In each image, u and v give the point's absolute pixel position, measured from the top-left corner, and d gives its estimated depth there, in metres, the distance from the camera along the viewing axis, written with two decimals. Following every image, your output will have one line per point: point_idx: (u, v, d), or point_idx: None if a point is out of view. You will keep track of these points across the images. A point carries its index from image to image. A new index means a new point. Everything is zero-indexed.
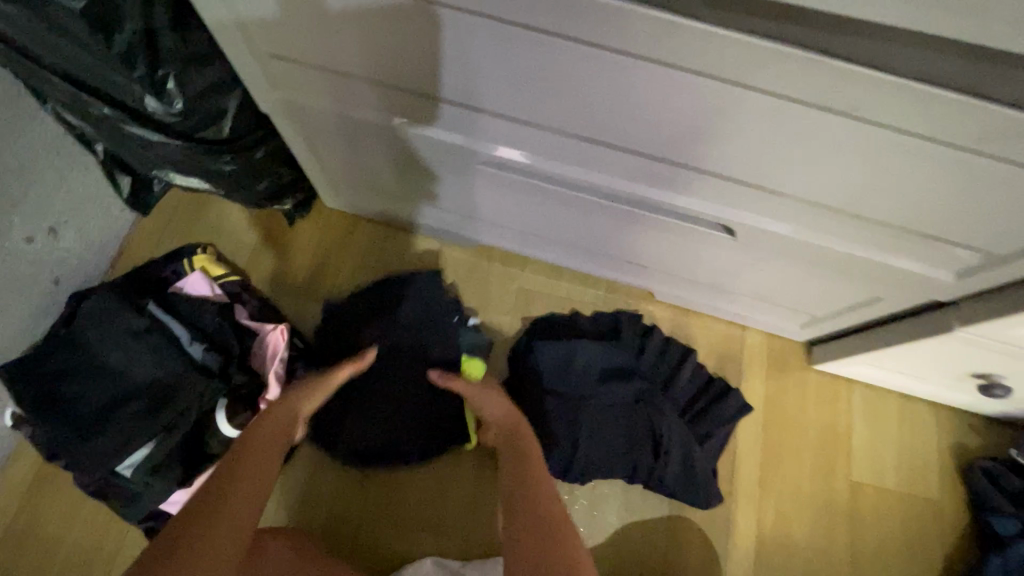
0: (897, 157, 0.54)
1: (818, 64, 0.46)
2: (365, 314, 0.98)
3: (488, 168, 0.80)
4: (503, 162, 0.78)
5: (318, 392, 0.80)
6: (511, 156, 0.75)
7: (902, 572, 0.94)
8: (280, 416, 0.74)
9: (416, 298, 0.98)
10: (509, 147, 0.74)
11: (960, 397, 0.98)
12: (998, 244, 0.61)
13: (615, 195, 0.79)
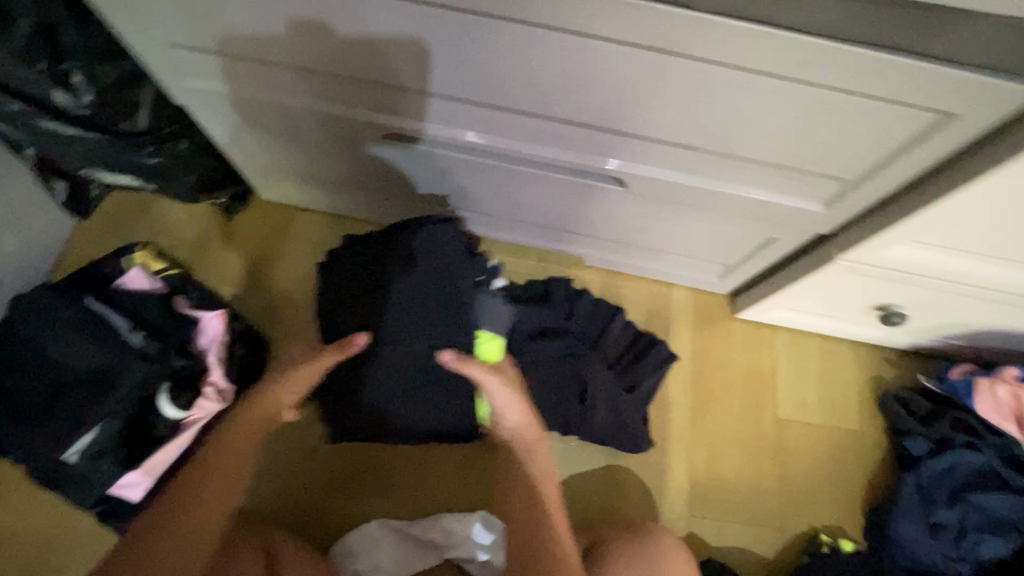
0: (743, 94, 0.60)
1: (642, 9, 0.52)
2: (366, 269, 0.74)
3: (423, 148, 0.83)
4: (440, 141, 0.82)
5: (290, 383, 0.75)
6: (440, 132, 0.78)
7: (828, 498, 1.01)
8: (260, 414, 0.75)
9: (425, 254, 0.72)
10: (437, 124, 0.77)
11: (872, 332, 1.04)
12: (850, 170, 0.68)
13: (543, 163, 0.83)
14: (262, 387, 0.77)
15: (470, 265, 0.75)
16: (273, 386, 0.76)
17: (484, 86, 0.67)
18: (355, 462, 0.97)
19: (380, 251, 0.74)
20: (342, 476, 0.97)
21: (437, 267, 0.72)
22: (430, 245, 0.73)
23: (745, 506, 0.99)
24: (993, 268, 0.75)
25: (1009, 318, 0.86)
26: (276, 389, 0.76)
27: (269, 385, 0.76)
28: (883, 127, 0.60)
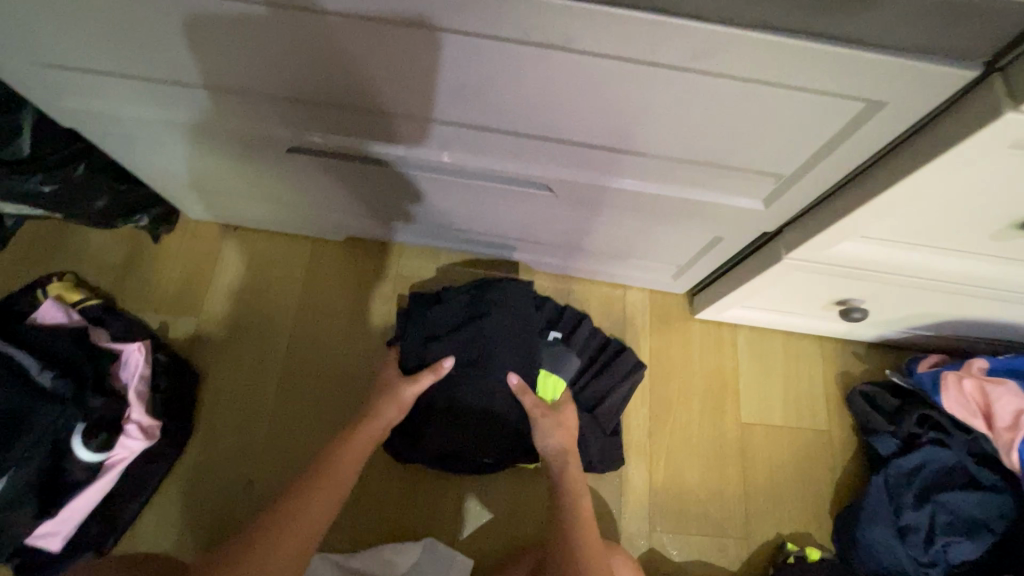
0: (654, 90, 0.55)
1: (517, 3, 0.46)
2: (461, 307, 0.89)
3: (371, 165, 0.80)
4: (390, 158, 0.77)
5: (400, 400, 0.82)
6: (398, 150, 0.74)
7: (792, 502, 0.96)
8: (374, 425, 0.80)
9: (506, 301, 0.90)
10: (392, 143, 0.73)
11: (836, 327, 0.99)
12: (783, 165, 0.63)
13: (489, 175, 0.78)
14: (370, 409, 0.82)
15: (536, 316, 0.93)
16: (383, 402, 0.82)
17: (392, 94, 0.62)
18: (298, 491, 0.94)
19: (477, 294, 0.90)
20: None
21: (523, 318, 0.89)
22: (510, 294, 0.91)
23: (706, 517, 0.95)
24: (946, 261, 0.70)
25: (972, 309, 0.82)
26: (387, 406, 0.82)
27: (376, 406, 0.82)
28: (808, 119, 0.55)
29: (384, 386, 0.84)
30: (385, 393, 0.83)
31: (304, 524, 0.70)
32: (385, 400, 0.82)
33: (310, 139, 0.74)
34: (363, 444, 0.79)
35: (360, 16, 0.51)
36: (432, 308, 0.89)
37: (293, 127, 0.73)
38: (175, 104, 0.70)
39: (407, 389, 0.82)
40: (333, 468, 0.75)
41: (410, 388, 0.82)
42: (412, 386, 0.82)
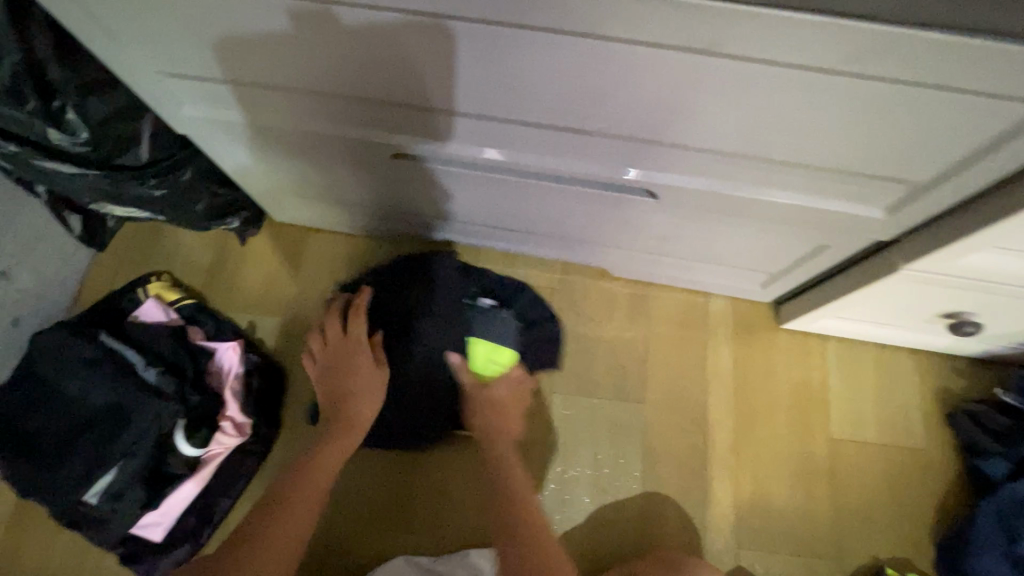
0: (789, 93, 0.52)
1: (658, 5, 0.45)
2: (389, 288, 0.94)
3: (456, 168, 0.80)
4: (482, 163, 0.77)
5: (371, 392, 0.84)
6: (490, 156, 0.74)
7: (891, 524, 0.91)
8: (349, 420, 0.83)
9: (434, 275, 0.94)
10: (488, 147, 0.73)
11: (936, 340, 0.94)
12: (919, 172, 0.60)
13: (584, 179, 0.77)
14: (347, 398, 0.83)
15: (462, 286, 0.95)
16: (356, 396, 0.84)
17: (505, 101, 0.62)
18: (383, 492, 0.94)
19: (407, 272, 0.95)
20: (384, 502, 0.93)
21: (449, 292, 0.93)
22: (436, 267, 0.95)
23: (797, 536, 0.91)
24: None
25: None
26: (361, 400, 0.83)
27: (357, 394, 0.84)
28: (961, 123, 0.52)
29: (359, 366, 0.84)
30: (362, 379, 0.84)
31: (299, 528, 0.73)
32: (364, 385, 0.84)
33: (410, 146, 0.75)
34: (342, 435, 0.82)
35: (494, 24, 0.50)
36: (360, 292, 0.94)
37: (396, 133, 0.73)
38: (285, 112, 0.72)
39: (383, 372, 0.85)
40: (316, 467, 0.78)
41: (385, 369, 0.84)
42: (373, 377, 0.84)
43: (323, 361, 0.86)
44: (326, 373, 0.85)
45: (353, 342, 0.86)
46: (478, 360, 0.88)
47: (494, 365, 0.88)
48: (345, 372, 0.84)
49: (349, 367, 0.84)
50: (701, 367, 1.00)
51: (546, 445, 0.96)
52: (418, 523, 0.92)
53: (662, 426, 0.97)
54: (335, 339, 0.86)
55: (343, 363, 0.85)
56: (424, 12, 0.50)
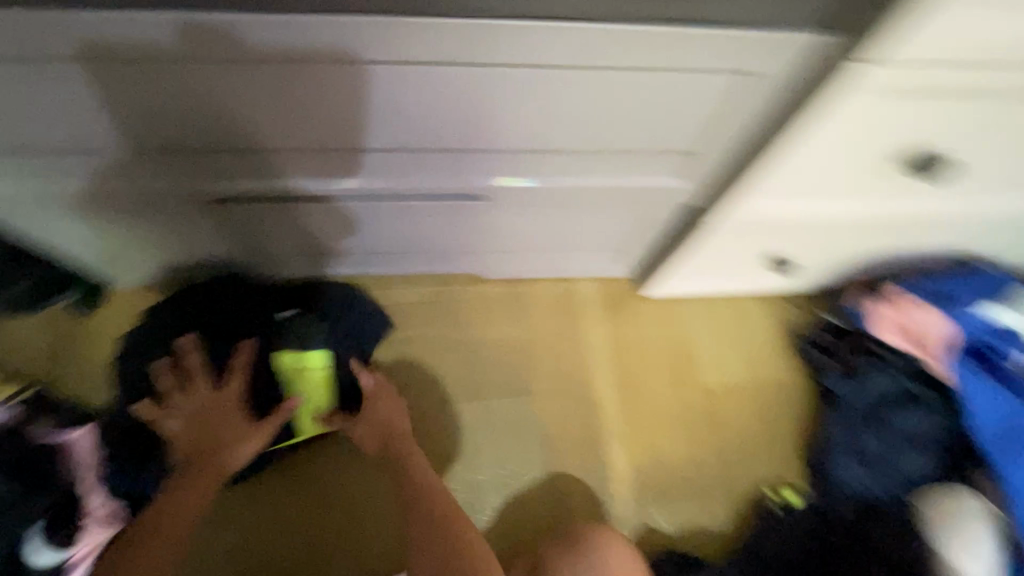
0: (557, 89, 0.60)
1: (409, 25, 0.51)
2: (180, 324, 0.89)
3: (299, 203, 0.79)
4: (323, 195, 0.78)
5: (238, 433, 0.78)
6: (323, 186, 0.75)
7: (767, 451, 1.01)
8: (212, 461, 0.75)
9: (231, 299, 0.92)
10: (318, 179, 0.74)
11: (773, 283, 1.06)
12: (693, 142, 0.68)
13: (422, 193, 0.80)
14: (213, 456, 0.75)
15: (264, 305, 0.93)
16: (220, 437, 0.77)
17: (314, 130, 0.65)
18: (292, 535, 0.91)
19: (199, 303, 0.91)
20: (294, 545, 0.91)
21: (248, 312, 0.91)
22: (234, 289, 0.93)
23: (690, 483, 0.97)
24: (858, 206, 0.76)
25: (886, 244, 0.90)
26: (225, 440, 0.77)
27: (223, 453, 0.76)
28: (702, 94, 0.61)
29: (231, 427, 0.78)
30: (230, 438, 0.78)
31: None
32: (232, 443, 0.77)
33: (236, 190, 0.74)
34: (198, 495, 0.72)
35: (273, 61, 0.55)
36: (149, 336, 0.89)
37: (219, 179, 0.73)
38: (95, 172, 0.70)
39: (258, 433, 0.79)
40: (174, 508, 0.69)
41: (262, 430, 0.79)
42: (238, 419, 0.79)
43: (186, 419, 0.77)
44: (190, 432, 0.77)
45: (225, 401, 0.80)
46: (289, 367, 0.89)
47: (308, 369, 0.90)
48: (212, 432, 0.77)
49: (218, 421, 0.78)
50: (581, 348, 1.06)
51: (447, 455, 0.97)
52: (333, 554, 0.91)
53: (556, 411, 1.01)
54: (203, 397, 0.79)
55: (211, 424, 0.78)
56: (201, 57, 0.54)
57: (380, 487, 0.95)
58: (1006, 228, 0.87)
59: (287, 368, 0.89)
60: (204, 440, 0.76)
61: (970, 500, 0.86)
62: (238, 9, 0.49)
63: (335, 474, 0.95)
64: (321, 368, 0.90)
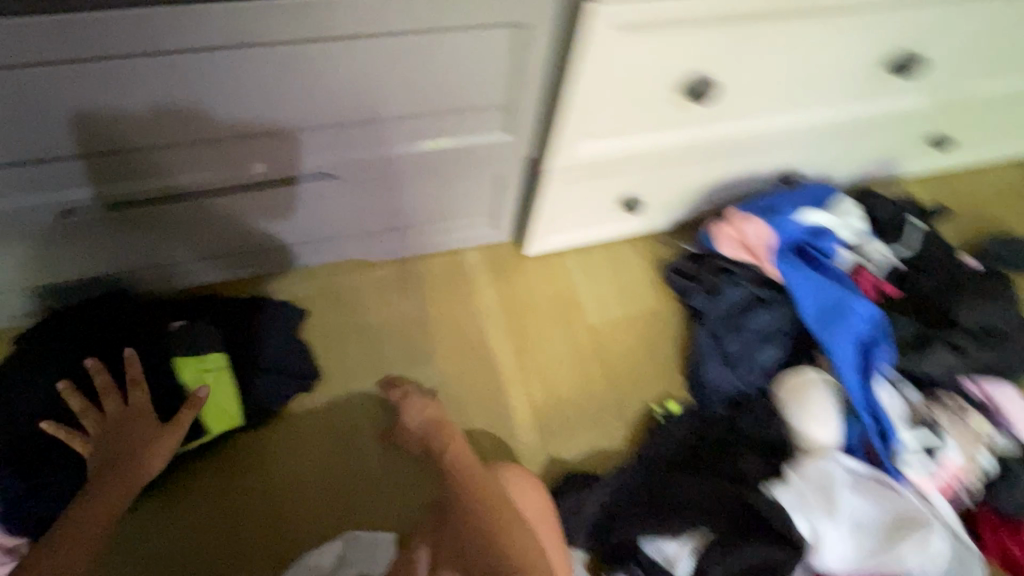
0: (361, 60, 0.71)
1: (210, 13, 0.63)
2: (58, 345, 0.88)
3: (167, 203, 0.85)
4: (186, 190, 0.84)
5: (149, 439, 0.77)
6: (184, 181, 0.82)
7: (651, 373, 1.11)
8: (126, 469, 0.74)
9: (112, 314, 0.92)
10: (178, 173, 0.81)
11: (637, 224, 1.17)
12: (501, 95, 0.79)
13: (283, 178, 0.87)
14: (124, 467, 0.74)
15: (152, 313, 0.96)
16: (132, 446, 0.76)
17: (177, 123, 0.74)
18: (209, 534, 0.92)
19: (76, 321, 0.91)
20: (212, 543, 0.92)
21: (132, 323, 0.92)
22: (117, 302, 0.94)
23: (585, 412, 1.07)
24: (666, 136, 0.89)
25: (704, 170, 1.05)
26: (137, 448, 0.76)
27: (135, 461, 0.75)
28: (493, 47, 0.72)
29: (141, 437, 0.77)
30: (141, 447, 0.77)
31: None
32: (144, 453, 0.76)
33: (103, 197, 0.81)
34: (114, 500, 0.71)
35: (119, 58, 0.66)
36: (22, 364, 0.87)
37: (93, 186, 0.79)
38: None
39: (171, 437, 0.79)
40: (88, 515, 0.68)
41: (172, 435, 0.79)
42: (149, 427, 0.78)
43: (98, 438, 0.77)
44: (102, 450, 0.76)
45: (133, 412, 0.79)
46: (189, 373, 0.89)
47: (209, 373, 0.90)
48: (122, 443, 0.76)
49: (127, 430, 0.77)
50: (473, 311, 1.13)
51: (358, 434, 1.02)
52: (253, 544, 0.93)
53: (456, 372, 1.08)
54: (111, 413, 0.78)
55: (122, 435, 0.77)
56: (51, 61, 0.64)
57: (294, 473, 0.97)
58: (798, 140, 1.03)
59: (187, 375, 0.89)
60: (115, 451, 0.75)
61: (811, 373, 0.99)
62: (73, 12, 0.60)
63: (247, 469, 0.97)
64: (222, 371, 0.91)
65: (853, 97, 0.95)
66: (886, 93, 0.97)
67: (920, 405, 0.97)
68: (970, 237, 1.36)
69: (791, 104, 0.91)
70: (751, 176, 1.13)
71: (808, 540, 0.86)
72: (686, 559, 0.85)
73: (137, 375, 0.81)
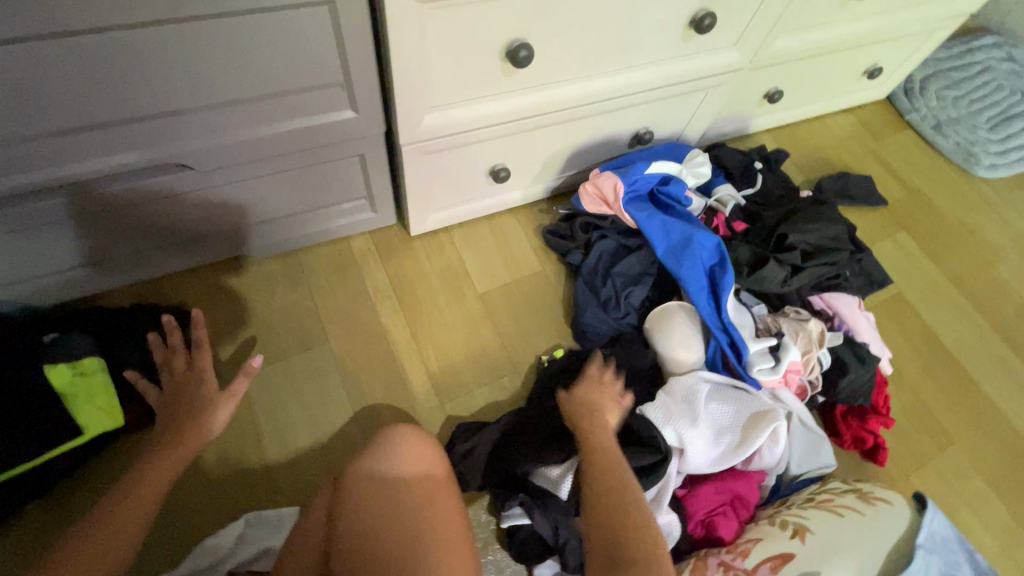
0: (191, 42, 0.74)
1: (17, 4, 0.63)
2: None
3: (17, 209, 0.85)
4: (33, 190, 0.84)
5: (211, 400, 0.80)
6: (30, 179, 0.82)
7: (539, 328, 1.19)
8: (189, 436, 0.75)
9: None
10: (23, 174, 0.81)
11: (513, 195, 1.25)
12: (337, 74, 0.85)
13: (141, 170, 0.89)
14: (188, 424, 0.77)
15: (19, 328, 0.94)
16: (193, 409, 0.79)
17: (4, 119, 0.74)
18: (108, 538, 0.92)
19: None
20: None
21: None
22: None
23: (479, 372, 1.13)
24: (502, 100, 0.97)
25: (563, 135, 1.14)
26: (197, 412, 0.79)
27: (195, 420, 0.78)
28: (309, 24, 0.77)
29: (203, 396, 0.81)
30: (206, 408, 0.79)
31: (100, 563, 0.61)
32: (201, 414, 0.79)
33: None
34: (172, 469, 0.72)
35: None
36: None
37: None
38: None
39: (228, 399, 0.81)
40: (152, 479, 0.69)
41: (231, 399, 0.81)
42: (212, 388, 0.82)
43: (167, 390, 0.82)
44: (170, 404, 0.80)
45: (195, 372, 0.83)
46: (62, 380, 0.87)
47: (83, 377, 0.89)
48: (190, 399, 0.80)
49: (191, 394, 0.81)
50: (364, 293, 1.17)
51: (254, 423, 1.04)
52: (152, 541, 0.92)
53: (351, 350, 1.12)
54: (182, 370, 0.83)
55: (184, 393, 0.81)
56: None
57: (194, 467, 0.99)
58: (638, 99, 1.13)
59: (60, 382, 0.87)
60: (179, 407, 0.79)
61: (673, 304, 1.09)
62: None
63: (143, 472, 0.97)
64: (97, 374, 0.90)
65: (669, 52, 1.05)
66: (698, 47, 1.08)
67: (763, 319, 1.09)
68: (809, 178, 1.55)
69: (611, 62, 1.01)
70: (610, 139, 1.22)
71: (676, 448, 0.94)
72: (568, 480, 0.90)
73: (201, 338, 0.85)
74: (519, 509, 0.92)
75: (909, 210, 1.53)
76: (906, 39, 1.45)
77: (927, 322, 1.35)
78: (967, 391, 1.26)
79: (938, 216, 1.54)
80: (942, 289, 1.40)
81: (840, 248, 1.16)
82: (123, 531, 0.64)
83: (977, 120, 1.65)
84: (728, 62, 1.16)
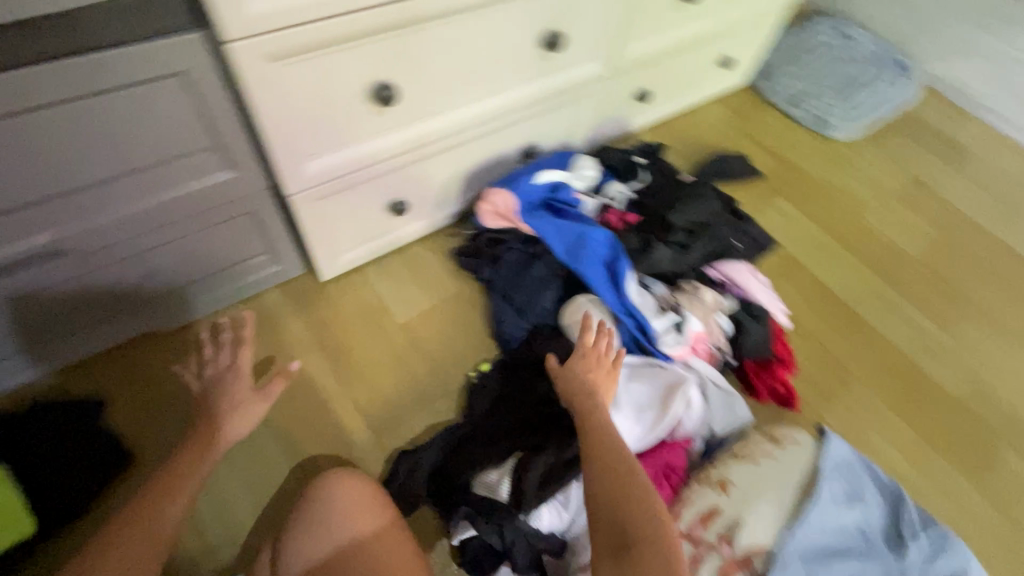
0: (52, 128, 0.74)
1: None
2: None
3: None
4: None
5: (243, 401, 0.96)
6: None
7: (464, 347, 1.22)
8: (219, 431, 0.91)
9: None
10: None
11: (417, 224, 1.28)
12: (205, 139, 0.87)
13: (27, 262, 0.87)
14: (227, 416, 0.94)
15: None
16: (225, 409, 0.95)
17: None
18: None
19: None
20: None
21: None
22: None
23: (411, 401, 1.14)
24: (379, 139, 1.02)
25: (452, 161, 1.19)
26: (229, 413, 0.95)
27: (233, 414, 0.94)
28: (164, 96, 0.79)
29: (237, 392, 0.97)
30: (241, 405, 0.95)
31: (150, 538, 0.74)
32: (236, 411, 0.95)
33: None
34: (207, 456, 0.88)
35: None
36: None
37: None
38: None
39: (260, 400, 0.97)
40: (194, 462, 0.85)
41: (265, 397, 0.97)
42: (248, 386, 0.98)
43: (207, 386, 0.98)
44: (208, 400, 0.96)
45: (232, 373, 0.99)
46: None
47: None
48: (227, 395, 0.96)
49: (228, 392, 0.97)
50: (284, 346, 1.17)
51: None
52: None
53: (279, 405, 1.11)
54: (223, 367, 1.00)
55: (222, 392, 0.97)
56: None
57: None
58: (514, 119, 1.21)
59: None
60: (217, 404, 0.95)
61: (581, 299, 1.16)
62: None
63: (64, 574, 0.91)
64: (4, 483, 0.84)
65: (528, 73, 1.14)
66: (555, 64, 1.17)
67: (665, 296, 1.19)
68: (691, 164, 1.69)
69: (477, 89, 1.08)
70: (498, 158, 1.29)
71: None
72: (507, 482, 0.94)
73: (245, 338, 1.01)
74: (465, 522, 0.93)
75: (783, 178, 1.70)
76: (745, 30, 1.63)
77: (814, 273, 1.49)
78: (860, 328, 1.40)
79: (807, 179, 1.71)
80: (822, 243, 1.56)
81: (713, 221, 1.28)
82: (169, 499, 0.79)
83: (825, 89, 1.86)
84: (587, 73, 1.26)
